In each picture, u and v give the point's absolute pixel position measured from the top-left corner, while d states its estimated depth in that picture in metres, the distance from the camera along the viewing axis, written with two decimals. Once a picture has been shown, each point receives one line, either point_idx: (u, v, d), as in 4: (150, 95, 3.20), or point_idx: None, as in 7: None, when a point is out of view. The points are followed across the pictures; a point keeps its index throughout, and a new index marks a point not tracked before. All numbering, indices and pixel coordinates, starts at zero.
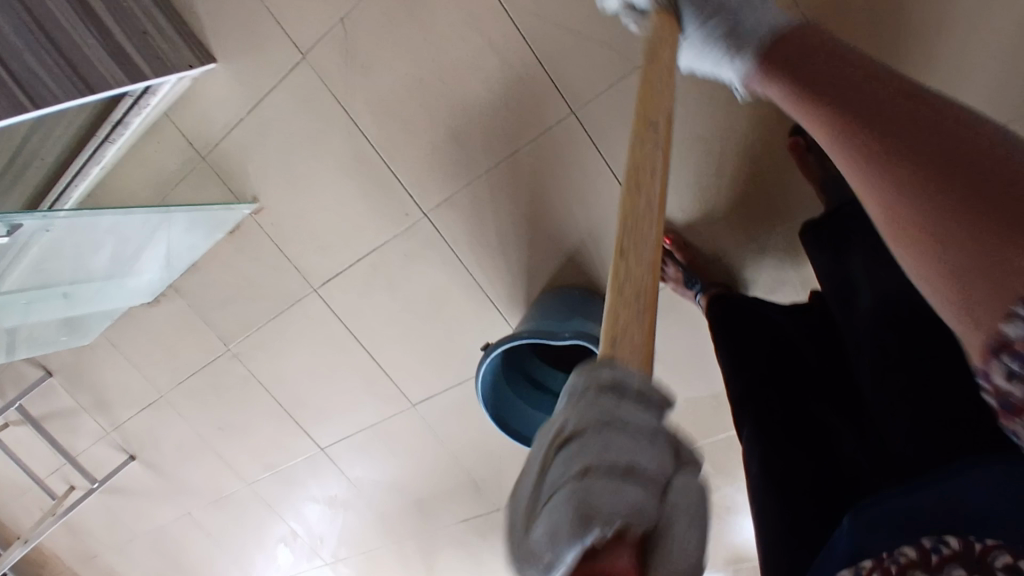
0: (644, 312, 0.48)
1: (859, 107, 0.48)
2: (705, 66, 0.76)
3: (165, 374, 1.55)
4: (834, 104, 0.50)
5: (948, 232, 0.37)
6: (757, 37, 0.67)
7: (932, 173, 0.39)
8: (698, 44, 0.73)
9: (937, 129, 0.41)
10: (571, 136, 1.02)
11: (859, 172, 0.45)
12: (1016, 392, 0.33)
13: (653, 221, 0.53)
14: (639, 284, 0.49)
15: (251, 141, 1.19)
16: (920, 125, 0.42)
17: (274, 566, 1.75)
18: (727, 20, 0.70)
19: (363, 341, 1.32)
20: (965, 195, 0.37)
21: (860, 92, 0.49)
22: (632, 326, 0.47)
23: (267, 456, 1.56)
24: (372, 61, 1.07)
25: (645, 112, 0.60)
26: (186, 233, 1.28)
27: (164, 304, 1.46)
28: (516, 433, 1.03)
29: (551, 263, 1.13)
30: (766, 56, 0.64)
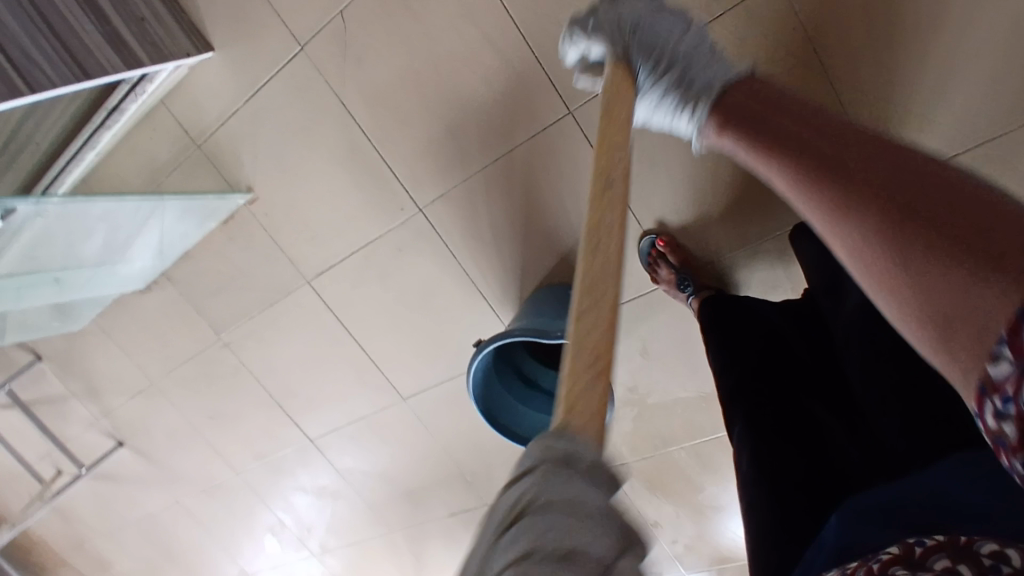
0: (598, 381, 0.46)
1: (830, 166, 0.49)
2: (658, 120, 0.75)
3: (156, 362, 1.55)
4: (799, 159, 0.52)
5: (939, 277, 0.39)
6: (712, 93, 0.67)
7: (915, 224, 0.41)
8: (655, 99, 0.72)
9: (908, 183, 0.44)
10: (567, 134, 1.02)
11: (835, 220, 0.47)
12: (1009, 433, 0.34)
13: (611, 281, 0.51)
14: (593, 352, 0.47)
15: (246, 131, 1.19)
16: (889, 178, 0.45)
17: (261, 556, 1.75)
18: (683, 77, 0.70)
19: (355, 333, 1.32)
20: (951, 244, 0.39)
21: (824, 147, 0.51)
22: (587, 397, 0.45)
23: (256, 445, 1.56)
24: (369, 53, 1.06)
25: (603, 166, 0.58)
26: (179, 221, 1.27)
27: (156, 292, 1.46)
28: (506, 429, 1.04)
29: (545, 261, 1.13)
30: (721, 112, 0.66)
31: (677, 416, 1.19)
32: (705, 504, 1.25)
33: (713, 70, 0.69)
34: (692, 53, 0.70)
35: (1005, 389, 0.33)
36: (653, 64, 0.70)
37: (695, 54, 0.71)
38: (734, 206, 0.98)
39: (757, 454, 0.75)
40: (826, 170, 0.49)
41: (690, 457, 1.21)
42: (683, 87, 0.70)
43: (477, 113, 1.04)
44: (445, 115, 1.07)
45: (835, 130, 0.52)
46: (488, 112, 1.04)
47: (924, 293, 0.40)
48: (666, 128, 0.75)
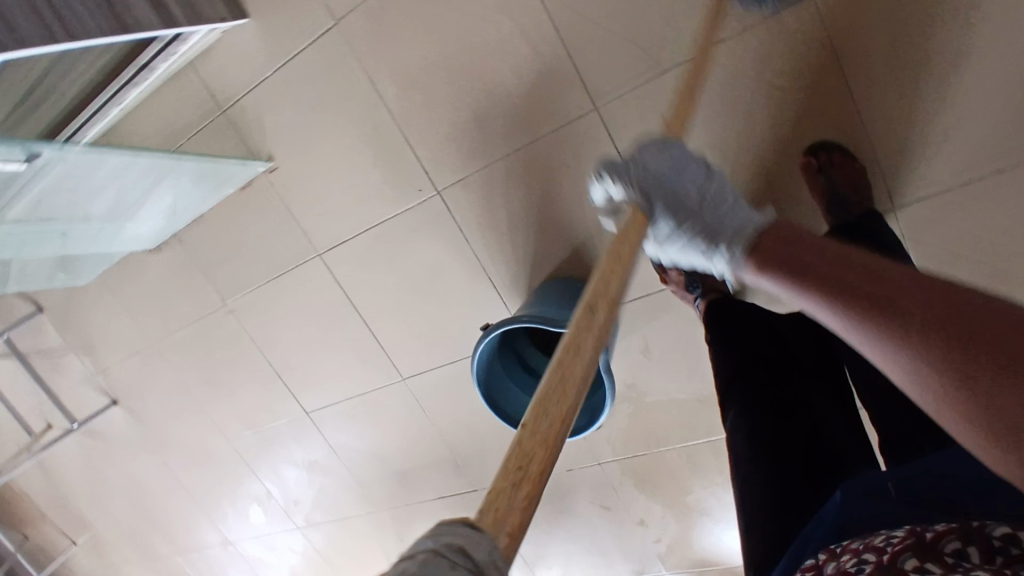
0: (522, 491, 0.44)
1: (846, 286, 0.47)
2: (683, 258, 0.74)
3: (157, 324, 1.55)
4: (831, 287, 0.48)
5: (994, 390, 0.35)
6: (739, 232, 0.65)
7: (950, 339, 0.38)
8: (681, 240, 0.72)
9: (930, 296, 0.41)
10: (590, 130, 1.02)
11: (864, 342, 0.44)
12: None
13: (567, 405, 0.50)
14: (526, 461, 0.45)
15: (271, 100, 1.20)
16: (907, 295, 0.42)
17: (244, 526, 1.76)
18: (707, 219, 0.69)
19: (361, 310, 1.33)
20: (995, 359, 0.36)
21: (836, 267, 0.49)
22: (505, 498, 0.43)
23: (251, 414, 1.57)
24: (401, 33, 1.08)
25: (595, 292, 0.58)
26: (194, 184, 1.28)
27: (165, 253, 1.47)
28: (505, 414, 1.05)
29: (556, 255, 1.13)
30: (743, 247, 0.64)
31: (672, 416, 1.21)
32: (691, 507, 1.27)
33: (733, 217, 0.68)
34: (712, 200, 0.70)
35: None
36: (669, 210, 0.71)
37: (716, 200, 0.70)
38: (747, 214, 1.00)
39: (756, 431, 0.76)
40: (863, 298, 0.45)
41: (681, 459, 1.23)
42: (702, 232, 0.69)
43: (502, 103, 1.06)
44: (470, 101, 1.08)
45: (866, 258, 0.48)
46: (513, 102, 1.05)
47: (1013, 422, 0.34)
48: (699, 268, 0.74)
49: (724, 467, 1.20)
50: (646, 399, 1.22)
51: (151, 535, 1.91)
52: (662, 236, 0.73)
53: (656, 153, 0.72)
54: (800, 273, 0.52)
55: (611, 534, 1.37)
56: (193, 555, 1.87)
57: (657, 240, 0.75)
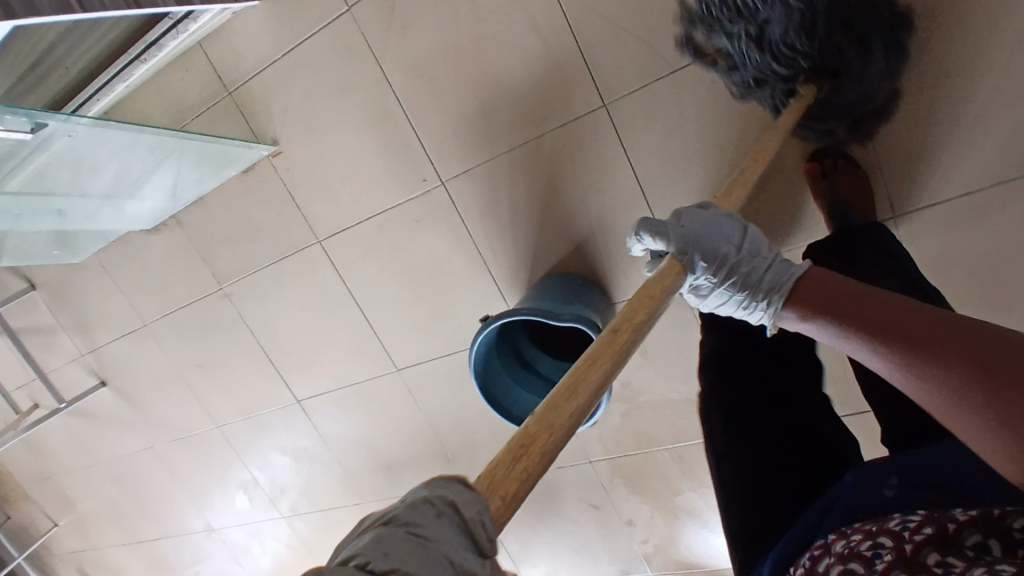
0: (519, 463, 0.44)
1: (883, 327, 0.49)
2: (725, 309, 0.72)
3: (152, 305, 1.54)
4: (873, 328, 0.50)
5: None
6: (779, 288, 0.64)
7: (986, 377, 0.40)
8: (717, 292, 0.71)
9: (964, 338, 0.43)
10: (598, 127, 1.03)
11: (908, 383, 0.46)
12: None
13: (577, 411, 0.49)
14: (531, 446, 0.46)
15: (280, 84, 1.20)
16: (943, 336, 0.45)
17: (228, 513, 1.75)
18: (743, 272, 0.68)
19: (358, 299, 1.32)
20: None
21: (871, 305, 0.52)
22: (504, 471, 0.44)
23: (242, 400, 1.56)
24: (414, 23, 1.08)
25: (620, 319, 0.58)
26: (197, 165, 1.28)
27: (163, 234, 1.46)
28: (501, 407, 1.05)
29: (558, 250, 1.14)
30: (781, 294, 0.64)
31: (666, 417, 1.21)
32: (681, 509, 1.27)
33: (778, 272, 0.65)
34: (751, 252, 0.69)
35: None
36: (710, 267, 0.69)
37: (755, 253, 0.69)
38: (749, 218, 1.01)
39: (743, 415, 0.75)
40: (905, 342, 0.47)
41: (673, 460, 1.24)
42: (745, 285, 0.68)
43: (513, 96, 1.06)
44: (479, 94, 1.08)
45: (900, 301, 0.51)
46: (522, 98, 1.06)
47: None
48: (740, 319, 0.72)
49: None
50: (641, 398, 1.22)
51: (134, 519, 1.89)
52: (705, 290, 0.72)
53: (694, 216, 0.70)
54: (836, 313, 0.54)
55: (599, 534, 1.37)
56: (175, 541, 1.86)
57: (697, 293, 0.73)
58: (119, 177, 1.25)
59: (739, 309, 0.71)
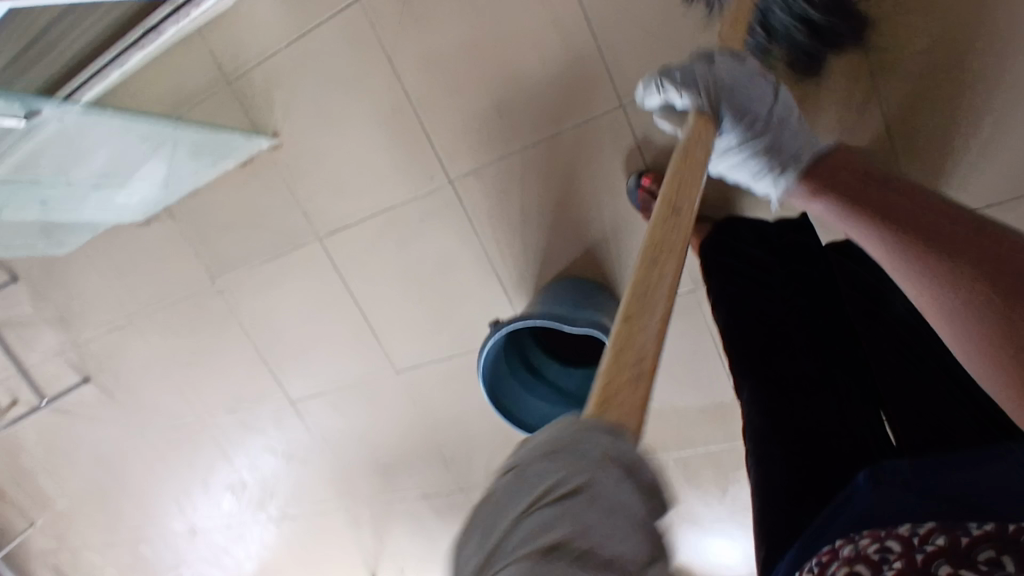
0: (641, 379, 0.44)
1: (884, 211, 0.56)
2: (729, 170, 0.80)
3: (140, 299, 1.49)
4: (872, 209, 0.57)
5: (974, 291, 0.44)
6: (798, 159, 0.72)
7: (954, 254, 0.47)
8: (738, 152, 0.76)
9: (951, 226, 0.49)
10: (615, 129, 1.01)
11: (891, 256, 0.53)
12: None
13: (665, 297, 0.49)
14: (642, 352, 0.45)
15: (285, 74, 1.16)
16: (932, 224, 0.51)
17: (213, 515, 1.69)
18: (771, 140, 0.74)
19: (359, 298, 1.29)
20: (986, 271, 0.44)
21: (879, 193, 0.58)
22: (626, 384, 0.43)
23: (232, 399, 1.52)
24: (428, 16, 1.05)
25: (671, 194, 0.57)
26: (193, 155, 1.23)
27: (155, 226, 1.41)
28: (508, 414, 1.02)
29: (568, 253, 1.11)
30: (802, 170, 0.71)
31: (672, 425, 1.19)
32: (683, 518, 1.25)
33: (793, 141, 0.73)
34: (780, 118, 0.73)
35: None
36: (736, 121, 0.73)
37: (784, 117, 0.74)
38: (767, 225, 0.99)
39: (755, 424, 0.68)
40: (923, 241, 0.50)
41: (678, 470, 1.21)
42: (768, 150, 0.74)
43: (528, 94, 1.04)
44: (494, 90, 1.05)
45: (949, 205, 0.52)
46: (537, 95, 1.03)
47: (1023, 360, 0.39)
48: (744, 178, 0.80)
49: (720, 479, 1.19)
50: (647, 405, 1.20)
51: (114, 519, 1.83)
52: (725, 147, 0.77)
53: (732, 64, 0.71)
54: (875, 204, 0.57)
55: None
56: (156, 543, 1.80)
57: (719, 153, 0.79)
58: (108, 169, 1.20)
59: (753, 172, 0.78)
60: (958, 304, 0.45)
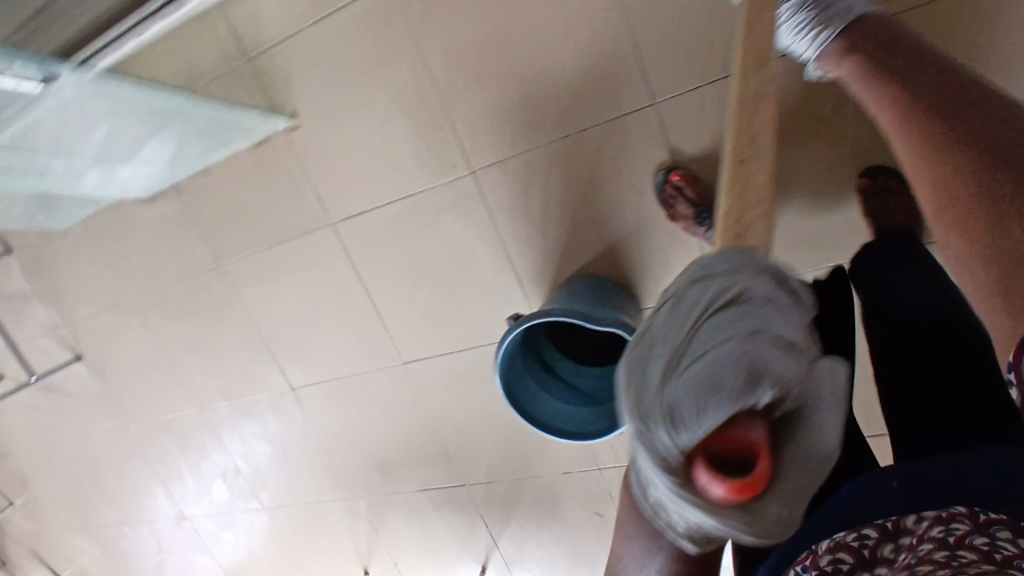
0: (764, 220, 0.58)
1: (924, 96, 0.54)
2: (784, 39, 0.79)
3: (139, 280, 1.45)
4: (912, 97, 0.55)
5: (977, 188, 0.45)
6: (843, 19, 0.71)
7: (978, 152, 0.46)
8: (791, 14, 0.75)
9: (983, 125, 0.48)
10: (644, 127, 1.00)
11: (913, 137, 0.52)
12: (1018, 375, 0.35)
13: (763, 165, 0.61)
14: (751, 205, 0.58)
15: (306, 55, 1.14)
16: (966, 119, 0.49)
17: (203, 502, 1.66)
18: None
19: (368, 286, 1.26)
20: (992, 167, 0.45)
21: (927, 81, 0.55)
22: (756, 224, 0.57)
23: (230, 385, 1.49)
24: (458, 3, 1.03)
25: (756, 58, 0.66)
26: (206, 134, 1.20)
27: (159, 205, 1.38)
28: (524, 410, 1.01)
29: (587, 252, 1.10)
30: (846, 36, 0.70)
31: None
32: None
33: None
34: None
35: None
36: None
37: None
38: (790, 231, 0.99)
39: None
40: (948, 134, 0.49)
41: None
42: (819, 7, 0.72)
43: (557, 88, 1.02)
44: (520, 81, 1.04)
45: (996, 99, 0.50)
46: (564, 89, 1.02)
47: (975, 245, 0.44)
48: (790, 49, 0.79)
49: None
50: None
51: (98, 503, 1.79)
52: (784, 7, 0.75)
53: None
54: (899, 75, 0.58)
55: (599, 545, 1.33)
56: (142, 529, 1.76)
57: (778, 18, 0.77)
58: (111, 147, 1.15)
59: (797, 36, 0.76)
60: (955, 198, 0.46)
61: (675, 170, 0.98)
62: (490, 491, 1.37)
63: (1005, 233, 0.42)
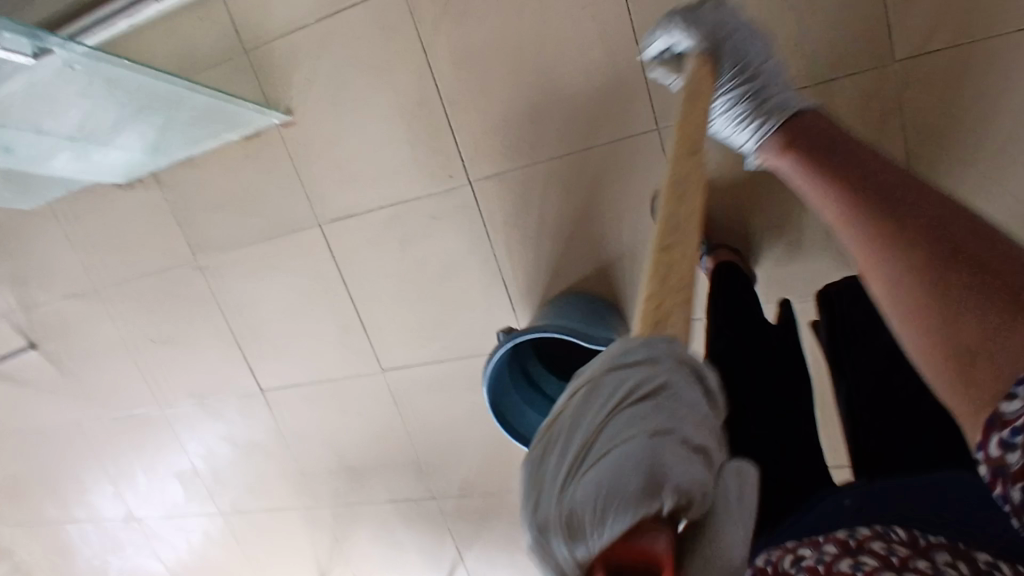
0: (685, 305, 0.50)
1: (862, 180, 0.56)
2: (719, 130, 0.84)
3: (108, 267, 1.39)
4: (847, 181, 0.58)
5: (911, 257, 0.46)
6: (778, 113, 0.76)
7: (913, 225, 0.48)
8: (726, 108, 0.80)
9: (920, 200, 0.50)
10: (648, 151, 1.00)
11: (850, 218, 0.55)
12: (995, 449, 0.32)
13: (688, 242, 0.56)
14: (679, 283, 0.51)
15: (308, 51, 1.11)
16: (901, 198, 0.51)
17: (155, 504, 1.59)
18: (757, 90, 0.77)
19: (354, 289, 1.24)
20: (927, 239, 0.46)
21: (863, 166, 0.59)
22: (675, 309, 0.48)
23: (196, 382, 1.43)
24: (471, 12, 1.02)
25: (687, 142, 0.64)
26: (201, 119, 1.16)
27: (136, 192, 1.32)
28: (513, 430, 1.00)
29: (580, 270, 1.10)
30: (782, 135, 0.73)
31: None
32: None
33: (785, 99, 0.76)
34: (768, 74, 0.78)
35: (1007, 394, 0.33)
36: (732, 69, 0.78)
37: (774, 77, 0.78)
38: (784, 261, 0.99)
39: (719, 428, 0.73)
40: (885, 210, 0.51)
41: None
42: (754, 99, 0.77)
43: (564, 105, 1.02)
44: (530, 95, 1.03)
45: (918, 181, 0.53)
46: (575, 105, 1.02)
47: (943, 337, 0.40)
48: (730, 141, 0.83)
49: None
50: None
51: (39, 496, 1.70)
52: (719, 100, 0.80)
53: (728, 46, 0.77)
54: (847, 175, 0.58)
55: None
56: (86, 528, 1.68)
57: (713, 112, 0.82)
58: (92, 125, 1.08)
59: (737, 125, 0.80)
60: (892, 269, 0.47)
61: None
62: (463, 505, 1.36)
63: (941, 298, 0.42)
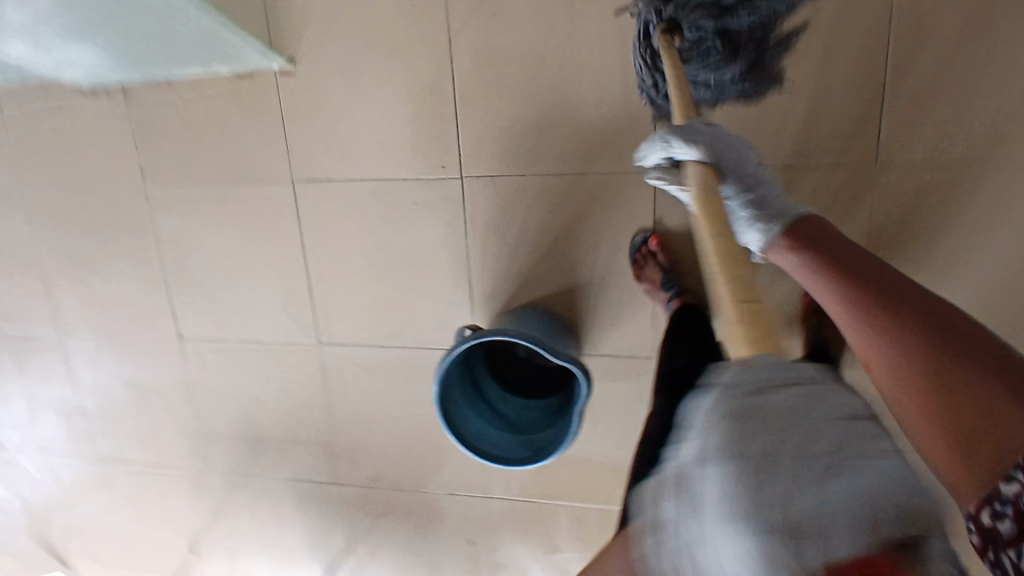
0: None
1: (847, 262, 0.62)
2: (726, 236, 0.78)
3: (39, 171, 1.28)
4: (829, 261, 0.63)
5: (920, 361, 0.54)
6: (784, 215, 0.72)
7: (917, 325, 0.55)
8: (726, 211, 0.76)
9: (909, 295, 0.57)
10: (639, 189, 1.05)
11: (841, 301, 0.60)
12: (1010, 531, 0.45)
13: None
14: None
15: (330, 6, 1.08)
16: (895, 288, 0.58)
17: (25, 434, 1.45)
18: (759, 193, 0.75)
19: (311, 255, 1.20)
20: (933, 345, 0.54)
21: (840, 247, 0.64)
22: None
23: (108, 315, 1.33)
24: (504, 15, 1.03)
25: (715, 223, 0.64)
26: (192, 53, 1.07)
27: (93, 100, 1.22)
28: (454, 427, 1.00)
29: (546, 286, 1.12)
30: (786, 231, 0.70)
31: (575, 478, 1.22)
32: (549, 567, 1.28)
33: (784, 202, 0.74)
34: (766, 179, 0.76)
35: (1015, 495, 0.45)
36: (731, 180, 0.75)
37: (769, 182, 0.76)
38: None
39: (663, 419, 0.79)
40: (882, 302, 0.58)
41: (567, 521, 1.25)
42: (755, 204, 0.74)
43: (571, 127, 1.05)
44: (543, 110, 1.05)
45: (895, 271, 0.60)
46: (583, 130, 1.05)
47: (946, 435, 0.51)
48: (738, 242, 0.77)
49: (599, 540, 1.24)
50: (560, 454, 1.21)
51: None
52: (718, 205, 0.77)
53: (725, 154, 0.74)
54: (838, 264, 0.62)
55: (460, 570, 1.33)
56: None
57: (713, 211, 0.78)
58: (69, 29, 0.97)
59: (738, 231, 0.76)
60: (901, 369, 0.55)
61: (654, 233, 1.05)
62: (366, 496, 1.33)
63: (955, 408, 0.51)
